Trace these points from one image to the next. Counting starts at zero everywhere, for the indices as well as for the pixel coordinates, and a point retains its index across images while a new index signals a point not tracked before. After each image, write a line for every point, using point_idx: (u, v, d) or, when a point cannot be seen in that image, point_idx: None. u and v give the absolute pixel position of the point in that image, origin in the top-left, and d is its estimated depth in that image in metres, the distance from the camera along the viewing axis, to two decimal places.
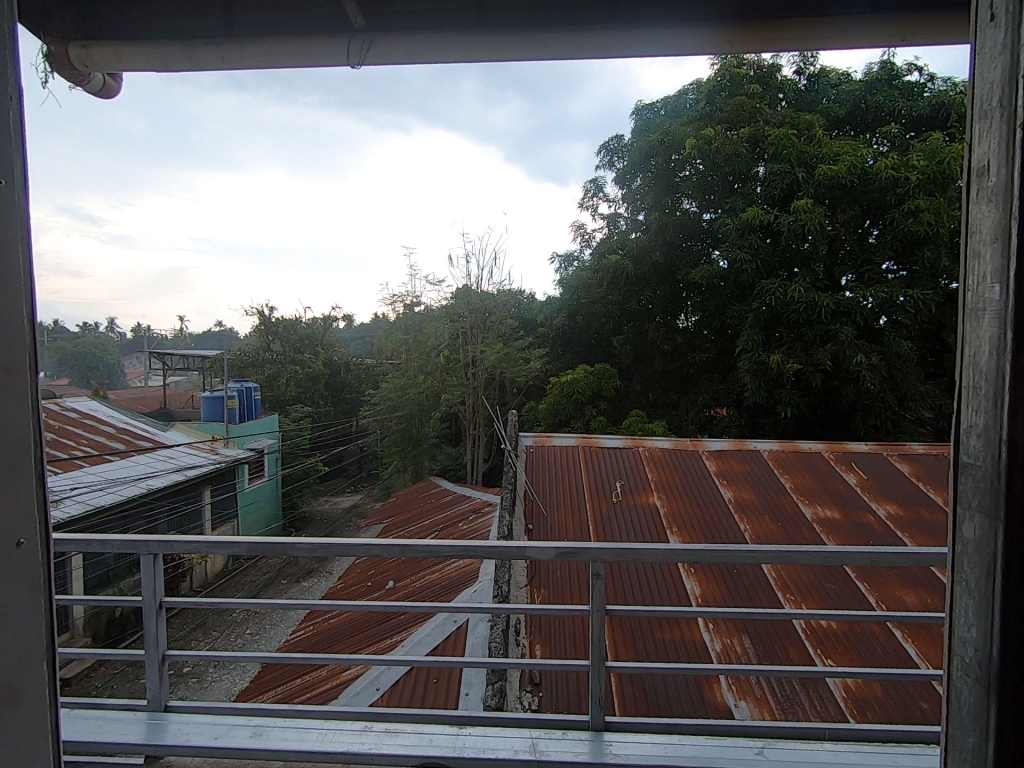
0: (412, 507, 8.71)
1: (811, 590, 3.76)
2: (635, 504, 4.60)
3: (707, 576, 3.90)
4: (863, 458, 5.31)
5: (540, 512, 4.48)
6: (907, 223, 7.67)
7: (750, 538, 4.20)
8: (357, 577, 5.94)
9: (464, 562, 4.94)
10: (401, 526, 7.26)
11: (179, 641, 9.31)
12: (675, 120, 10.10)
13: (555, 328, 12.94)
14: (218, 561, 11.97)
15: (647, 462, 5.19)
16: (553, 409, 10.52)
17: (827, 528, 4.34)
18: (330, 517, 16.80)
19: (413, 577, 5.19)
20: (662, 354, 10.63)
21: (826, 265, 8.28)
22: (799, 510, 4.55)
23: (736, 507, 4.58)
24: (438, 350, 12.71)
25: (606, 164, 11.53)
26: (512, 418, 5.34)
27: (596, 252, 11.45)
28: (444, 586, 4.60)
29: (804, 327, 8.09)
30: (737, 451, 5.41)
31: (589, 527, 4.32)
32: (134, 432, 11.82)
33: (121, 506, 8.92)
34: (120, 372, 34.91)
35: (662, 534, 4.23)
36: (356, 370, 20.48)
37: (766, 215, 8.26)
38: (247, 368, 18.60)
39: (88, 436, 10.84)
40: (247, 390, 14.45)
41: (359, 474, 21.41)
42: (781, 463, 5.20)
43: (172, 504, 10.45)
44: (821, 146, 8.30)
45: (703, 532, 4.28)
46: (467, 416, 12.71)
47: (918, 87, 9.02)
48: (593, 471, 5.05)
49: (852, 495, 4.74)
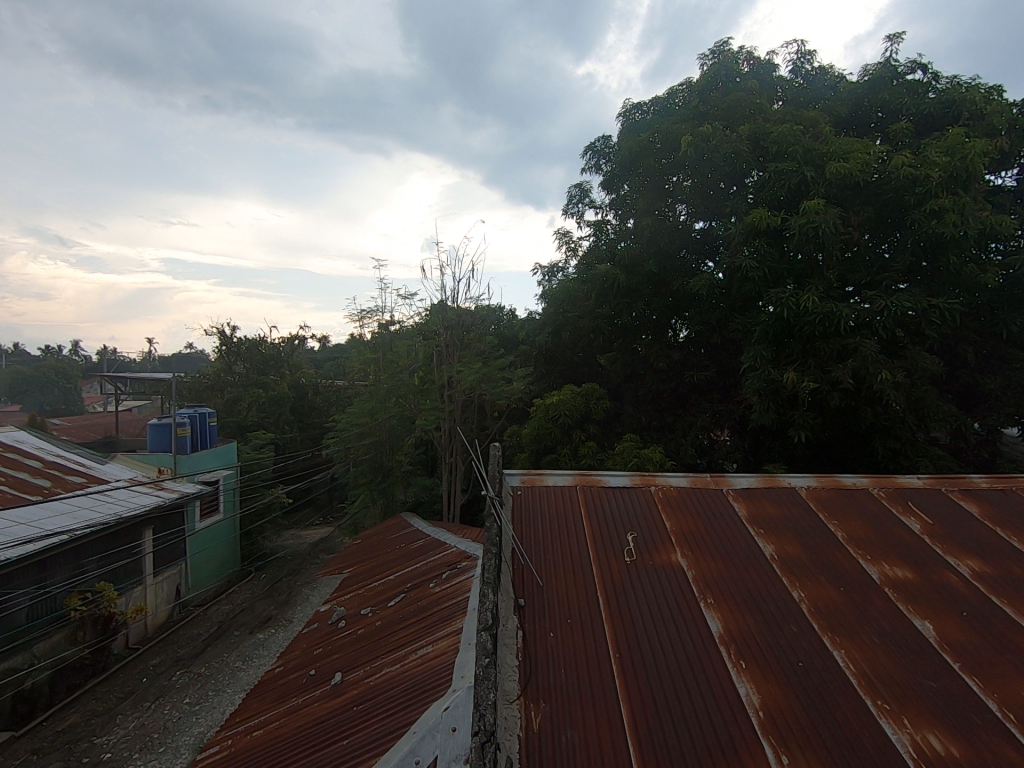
0: (379, 551, 7.54)
1: (910, 694, 2.73)
2: (654, 566, 3.55)
3: (767, 675, 2.81)
4: (920, 495, 4.36)
5: (532, 580, 3.39)
6: (930, 225, 6.88)
7: (809, 616, 3.18)
8: (300, 657, 4.38)
9: (433, 651, 3.45)
10: (361, 581, 5.94)
11: (101, 717, 7.98)
12: (667, 119, 9.35)
13: (537, 346, 12.07)
14: (161, 612, 10.61)
15: (663, 506, 4.15)
16: (537, 435, 9.50)
17: (904, 596, 3.35)
18: (293, 557, 15.37)
19: (367, 668, 3.66)
20: (655, 372, 9.71)
21: (837, 271, 7.53)
22: (862, 570, 3.55)
23: (780, 567, 3.57)
24: (410, 372, 11.51)
25: (592, 166, 10.74)
26: (494, 452, 4.11)
27: (583, 262, 10.61)
28: (403, 696, 3.10)
29: (819, 342, 7.24)
30: (770, 488, 4.39)
31: (598, 600, 3.26)
32: (66, 468, 10.42)
33: (37, 556, 7.56)
34: (73, 397, 32.91)
35: (696, 614, 3.18)
36: (324, 393, 19.44)
37: (773, 217, 7.43)
38: (205, 391, 17.38)
39: (6, 473, 9.37)
40: (200, 417, 12.98)
41: (328, 504, 20.07)
42: (823, 504, 4.22)
43: (105, 549, 9.14)
44: (828, 144, 7.61)
45: (747, 606, 3.24)
46: (442, 445, 11.47)
47: (925, 85, 8.49)
48: (597, 521, 3.97)
49: (922, 548, 3.77)
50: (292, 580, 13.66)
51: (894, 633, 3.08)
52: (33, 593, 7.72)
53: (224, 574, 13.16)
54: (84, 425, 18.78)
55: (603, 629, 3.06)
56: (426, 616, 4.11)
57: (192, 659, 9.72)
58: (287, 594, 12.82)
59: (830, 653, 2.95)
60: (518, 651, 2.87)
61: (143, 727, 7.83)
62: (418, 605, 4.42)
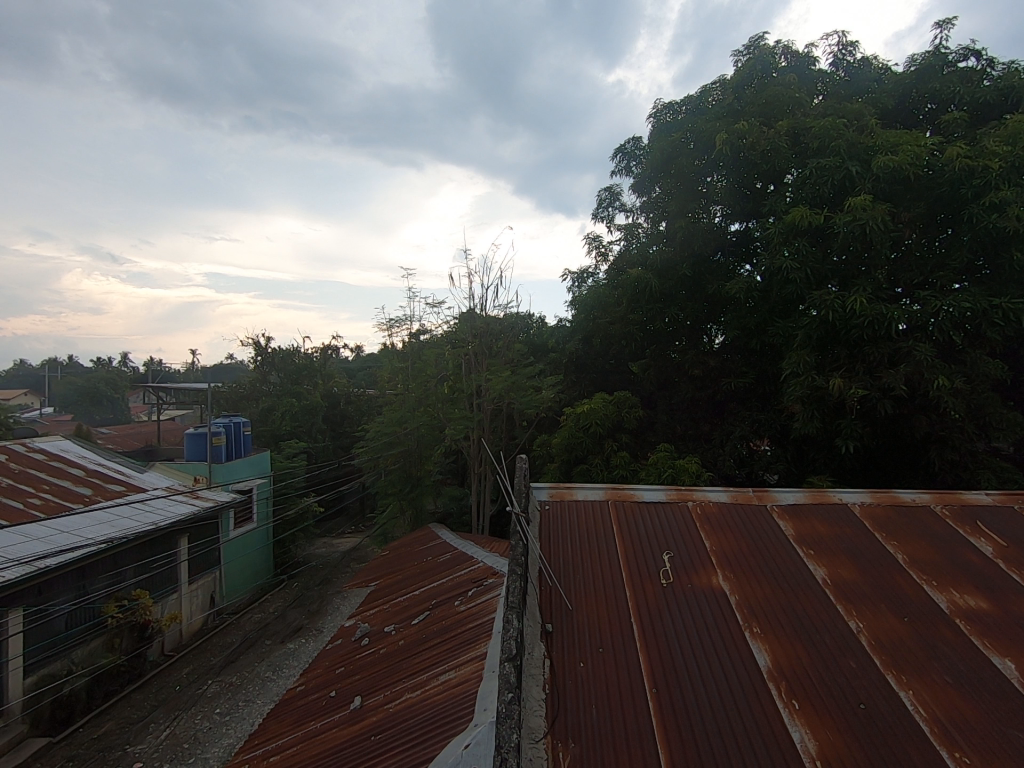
0: (406, 563, 7.41)
1: (994, 748, 2.39)
2: (693, 590, 3.28)
3: (824, 720, 2.51)
4: (990, 514, 3.95)
5: (561, 605, 3.16)
6: (990, 220, 6.39)
7: (869, 651, 2.86)
8: (321, 676, 4.25)
9: (454, 678, 3.25)
10: (387, 596, 5.80)
11: (134, 725, 8.07)
12: (700, 117, 9.07)
13: (568, 354, 11.86)
14: (196, 620, 10.74)
15: (702, 523, 3.86)
16: (567, 444, 9.25)
17: (979, 630, 2.99)
18: (325, 566, 15.46)
19: (387, 693, 3.49)
20: (690, 380, 9.36)
21: (885, 271, 7.10)
22: (927, 598, 3.20)
23: (834, 593, 3.24)
24: (439, 380, 11.41)
25: (622, 169, 10.50)
26: (520, 465, 3.90)
27: (613, 266, 10.38)
28: (421, 727, 2.91)
29: (867, 346, 6.81)
30: (819, 504, 4.05)
31: (632, 628, 3.01)
32: (106, 476, 10.69)
33: (76, 564, 7.69)
34: (120, 405, 34.17)
35: (741, 645, 2.90)
36: (356, 402, 19.65)
37: (815, 215, 7.06)
38: (241, 401, 17.75)
39: (50, 481, 9.64)
40: (234, 426, 13.18)
41: (360, 513, 20.22)
42: (880, 523, 3.85)
43: (141, 557, 9.30)
44: (874, 137, 7.21)
45: (797, 638, 2.94)
46: (471, 454, 11.34)
47: (979, 72, 7.99)
48: (630, 540, 3.71)
49: (997, 574, 3.39)
50: (323, 590, 13.70)
51: (970, 673, 2.74)
52: (72, 601, 7.86)
53: (257, 582, 13.29)
54: (128, 433, 19.40)
55: (638, 660, 2.82)
56: (450, 637, 3.92)
57: (223, 668, 9.77)
58: (318, 604, 12.85)
59: (894, 694, 2.63)
60: (545, 683, 2.65)
61: (173, 737, 7.87)
62: (442, 625, 4.24)
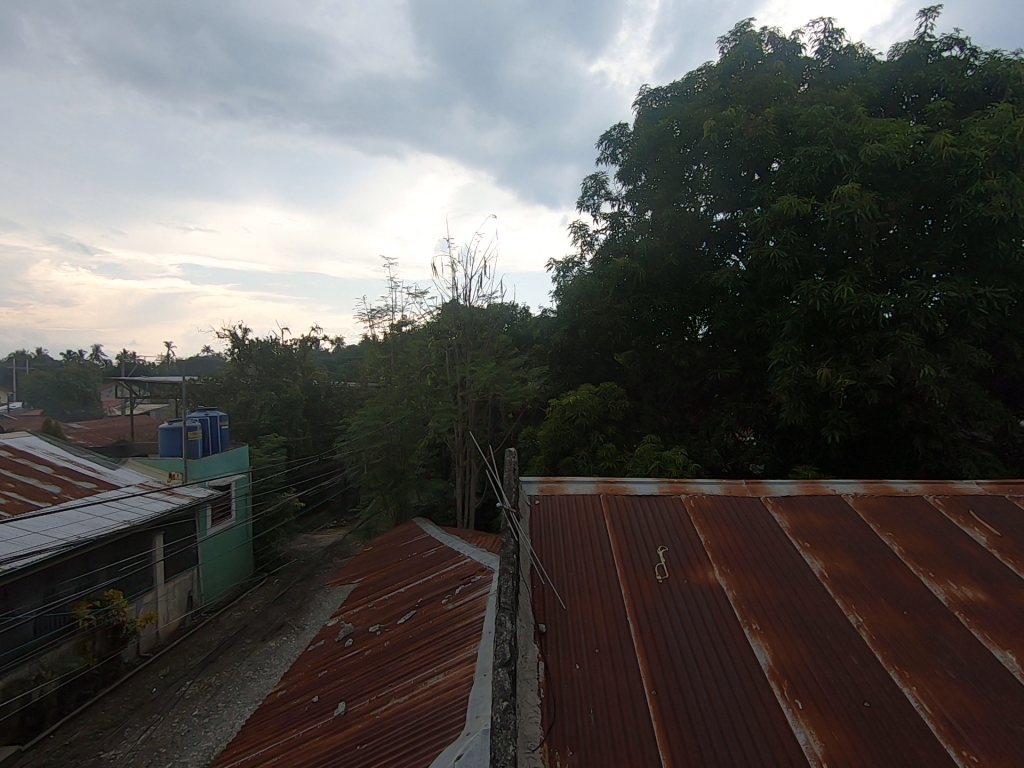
0: (390, 559, 7.25)
1: (1001, 744, 2.33)
2: (690, 586, 3.18)
3: (829, 719, 2.43)
4: (983, 504, 3.92)
5: (555, 604, 3.03)
6: (976, 208, 6.37)
7: (871, 647, 2.79)
8: (302, 681, 4.07)
9: (444, 683, 3.11)
10: (371, 594, 5.63)
11: (108, 730, 7.80)
12: (687, 104, 8.94)
13: (553, 345, 11.73)
14: (172, 620, 10.46)
15: (696, 517, 3.76)
16: (553, 436, 9.12)
17: (979, 623, 2.94)
18: (306, 562, 15.20)
19: (372, 699, 3.34)
20: (676, 371, 9.30)
21: (872, 260, 7.07)
22: (926, 590, 3.14)
23: (832, 587, 3.17)
24: (422, 373, 11.17)
25: (608, 157, 10.35)
26: (510, 459, 3.74)
27: (599, 256, 10.25)
28: (410, 736, 2.76)
29: (854, 336, 6.79)
30: (813, 496, 3.98)
31: (628, 627, 2.90)
32: (76, 473, 10.28)
33: (44, 565, 7.36)
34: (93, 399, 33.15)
35: (741, 643, 2.81)
36: (337, 395, 19.31)
37: (803, 203, 6.99)
38: (218, 394, 17.29)
39: (16, 479, 9.23)
40: (211, 420, 12.80)
41: (342, 508, 19.95)
42: (874, 514, 3.80)
43: (115, 557, 8.98)
44: (862, 125, 7.16)
45: (798, 634, 2.86)
46: (455, 447, 11.17)
47: (962, 61, 7.99)
48: (624, 535, 3.60)
49: (993, 565, 3.35)
50: (304, 586, 13.45)
51: (972, 668, 2.68)
52: (42, 604, 7.54)
53: (236, 579, 12.99)
54: (100, 430, 18.80)
55: (635, 662, 2.71)
56: (437, 638, 3.78)
57: (202, 669, 9.51)
58: (300, 601, 12.61)
59: (898, 691, 2.57)
60: (540, 688, 2.52)
61: (150, 741, 7.63)
62: (429, 625, 4.09)
